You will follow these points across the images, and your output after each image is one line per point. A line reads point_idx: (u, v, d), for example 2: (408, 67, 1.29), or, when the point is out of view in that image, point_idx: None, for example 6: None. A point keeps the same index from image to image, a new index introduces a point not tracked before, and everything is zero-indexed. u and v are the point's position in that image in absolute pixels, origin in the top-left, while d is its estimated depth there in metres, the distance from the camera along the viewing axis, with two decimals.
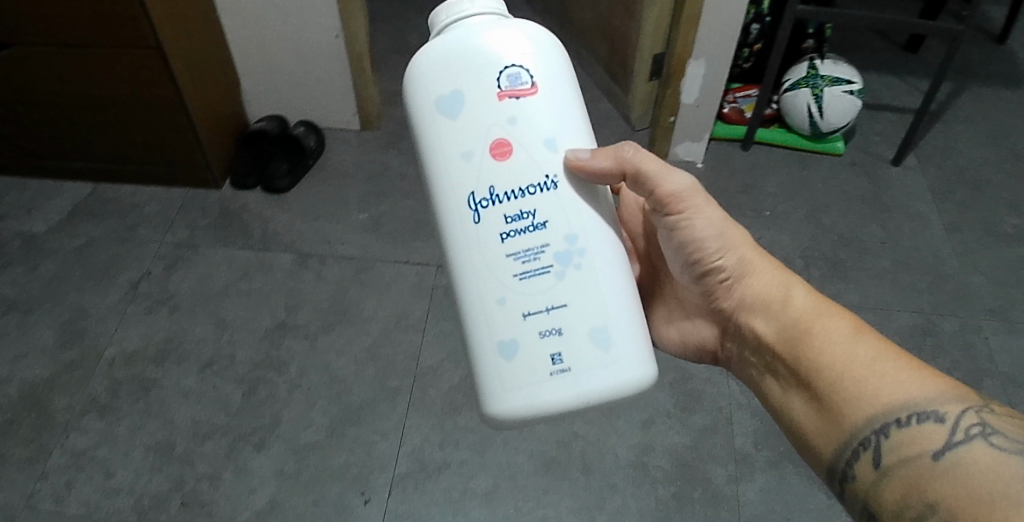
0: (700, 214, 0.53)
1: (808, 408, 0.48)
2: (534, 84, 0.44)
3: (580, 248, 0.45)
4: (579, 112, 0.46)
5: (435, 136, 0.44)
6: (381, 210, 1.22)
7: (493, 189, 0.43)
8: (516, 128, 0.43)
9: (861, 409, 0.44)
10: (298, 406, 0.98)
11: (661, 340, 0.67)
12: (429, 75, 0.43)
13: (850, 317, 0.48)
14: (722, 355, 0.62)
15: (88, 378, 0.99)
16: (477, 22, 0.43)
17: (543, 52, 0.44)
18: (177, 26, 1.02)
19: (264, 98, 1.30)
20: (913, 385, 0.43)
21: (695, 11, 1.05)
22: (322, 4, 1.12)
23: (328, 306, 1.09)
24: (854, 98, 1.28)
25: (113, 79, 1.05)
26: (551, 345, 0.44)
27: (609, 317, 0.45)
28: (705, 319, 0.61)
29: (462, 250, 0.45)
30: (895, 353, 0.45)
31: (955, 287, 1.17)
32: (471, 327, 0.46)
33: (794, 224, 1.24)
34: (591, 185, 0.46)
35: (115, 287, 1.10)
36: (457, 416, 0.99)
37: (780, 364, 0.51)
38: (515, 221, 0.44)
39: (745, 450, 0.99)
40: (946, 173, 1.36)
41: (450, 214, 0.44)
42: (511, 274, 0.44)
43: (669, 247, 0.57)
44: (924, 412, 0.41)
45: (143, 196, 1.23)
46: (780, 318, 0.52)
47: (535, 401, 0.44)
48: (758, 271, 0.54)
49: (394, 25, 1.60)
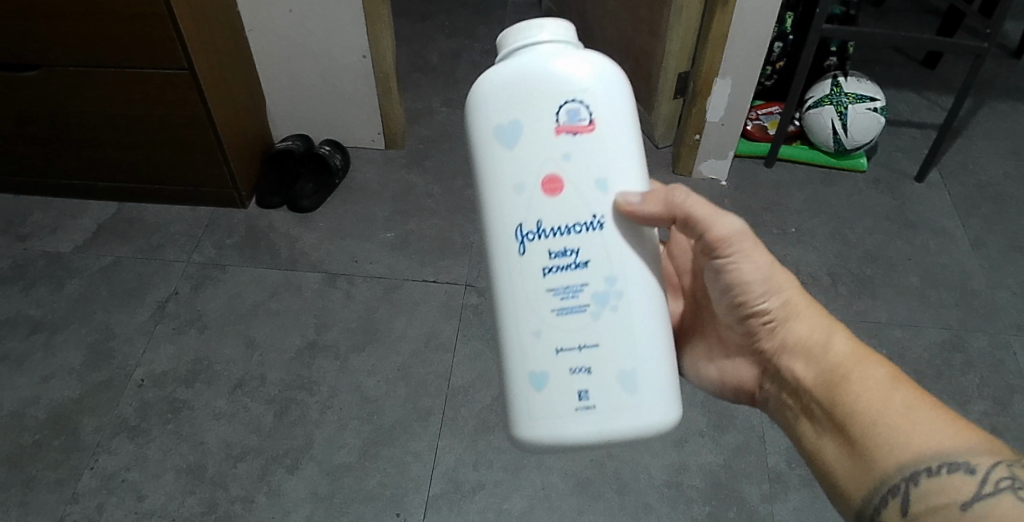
0: (749, 258, 0.52)
1: (838, 452, 0.47)
2: (592, 121, 0.43)
3: (619, 290, 0.45)
4: (635, 150, 0.45)
5: (490, 163, 0.43)
6: (407, 229, 1.23)
7: (541, 224, 0.44)
8: (570, 165, 0.43)
9: (892, 456, 0.43)
10: (330, 427, 0.97)
11: (695, 376, 0.66)
12: (490, 101, 0.43)
13: (889, 365, 0.48)
14: (758, 396, 0.61)
15: (117, 399, 1.00)
16: (546, 49, 0.42)
17: (604, 87, 0.43)
18: (209, 50, 1.06)
19: (292, 118, 1.32)
20: (945, 437, 0.42)
21: (722, 28, 1.05)
22: (350, 24, 1.14)
23: (357, 326, 1.08)
24: (878, 115, 1.24)
25: (145, 101, 1.08)
26: (578, 382, 0.45)
27: (637, 362, 0.45)
28: (743, 359, 0.60)
29: (503, 279, 0.45)
30: (929, 403, 0.44)
31: (996, 302, 1.14)
32: (507, 352, 0.47)
33: (830, 237, 1.21)
34: (639, 226, 0.46)
35: (143, 307, 1.11)
36: (490, 435, 0.97)
37: (815, 407, 0.50)
38: (558, 257, 0.44)
39: (779, 469, 0.97)
40: (969, 188, 1.32)
41: (497, 242, 0.45)
42: (549, 308, 0.45)
43: (713, 287, 0.56)
44: (953, 462, 0.41)
45: (168, 216, 1.25)
46: (820, 362, 0.51)
47: (559, 433, 0.45)
48: (803, 316, 0.53)
49: (414, 47, 1.62)
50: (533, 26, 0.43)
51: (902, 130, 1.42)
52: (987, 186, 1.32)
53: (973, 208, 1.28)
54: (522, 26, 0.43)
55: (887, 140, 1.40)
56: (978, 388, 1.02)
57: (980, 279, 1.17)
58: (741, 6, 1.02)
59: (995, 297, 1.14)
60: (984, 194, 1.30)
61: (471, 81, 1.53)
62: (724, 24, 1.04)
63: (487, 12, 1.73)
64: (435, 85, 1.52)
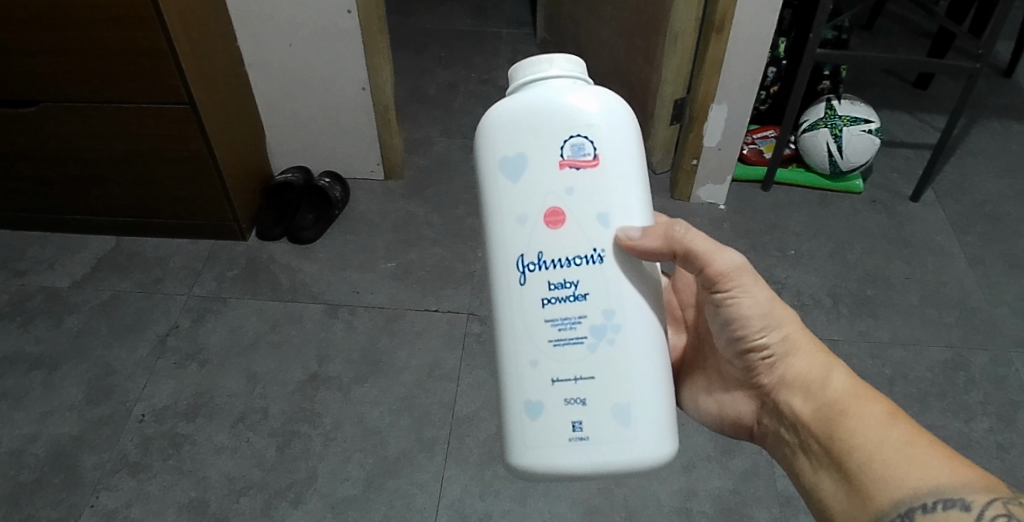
0: (748, 293, 0.52)
1: (836, 488, 0.47)
2: (596, 156, 0.44)
3: (617, 323, 0.45)
4: (640, 185, 0.46)
5: (495, 194, 0.45)
6: (408, 258, 1.23)
7: (542, 255, 0.44)
8: (573, 199, 0.44)
9: (887, 492, 0.42)
10: (333, 460, 0.96)
11: (696, 410, 0.66)
12: (497, 134, 0.44)
13: (888, 402, 0.47)
14: (757, 432, 0.61)
15: (118, 436, 0.99)
16: (555, 84, 0.44)
17: (609, 123, 0.44)
18: (210, 83, 1.07)
19: (290, 150, 1.33)
20: (941, 472, 0.40)
21: (717, 56, 1.07)
22: (347, 56, 1.15)
23: (359, 357, 1.08)
24: (873, 137, 1.25)
25: (146, 135, 1.09)
26: (573, 413, 0.45)
27: (633, 397, 0.45)
28: (743, 394, 0.61)
29: (503, 307, 0.46)
30: (928, 440, 0.43)
31: (996, 319, 1.14)
32: (505, 380, 0.47)
33: (829, 258, 1.22)
34: (640, 261, 0.46)
35: (143, 341, 1.10)
36: (496, 465, 0.96)
37: (813, 443, 0.50)
38: (557, 288, 0.45)
39: (788, 492, 0.97)
40: (965, 206, 1.33)
41: (499, 271, 0.46)
42: (547, 338, 0.45)
43: (714, 321, 0.57)
44: (950, 499, 0.38)
45: (167, 249, 1.25)
46: (819, 398, 0.51)
47: (551, 462, 0.46)
48: (803, 352, 0.54)
49: (411, 77, 1.64)
50: (543, 62, 0.45)
51: (896, 150, 1.44)
52: (983, 204, 1.34)
53: (969, 226, 1.29)
54: (533, 62, 0.45)
55: (881, 161, 1.42)
56: (982, 406, 1.01)
57: (980, 296, 1.18)
58: (735, 32, 1.05)
59: (996, 315, 1.15)
60: (980, 211, 1.32)
61: (467, 110, 1.55)
62: (721, 51, 1.07)
63: (482, 42, 1.76)
64: (432, 114, 1.54)
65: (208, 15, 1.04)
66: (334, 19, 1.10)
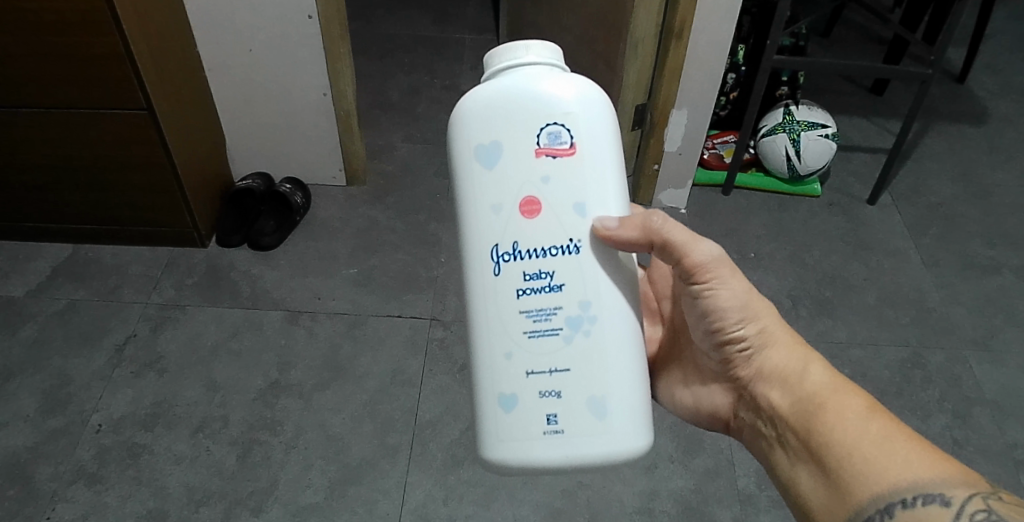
0: (725, 285, 0.53)
1: (814, 482, 0.47)
2: (572, 144, 0.44)
3: (593, 314, 0.45)
4: (617, 174, 0.46)
5: (468, 183, 0.45)
6: (371, 264, 1.23)
7: (517, 245, 0.44)
8: (548, 188, 0.44)
9: (867, 487, 0.42)
10: (295, 467, 0.95)
11: (672, 404, 0.66)
12: (471, 121, 0.44)
13: (865, 395, 0.48)
14: (733, 425, 0.61)
15: (74, 447, 0.96)
16: (531, 71, 0.44)
17: (587, 111, 0.44)
18: (168, 88, 1.06)
19: (252, 157, 1.32)
20: (920, 467, 0.40)
21: (677, 62, 1.10)
22: (308, 62, 1.15)
23: (321, 364, 1.07)
24: (830, 141, 1.29)
25: (102, 141, 1.07)
26: (548, 406, 0.45)
27: (609, 389, 0.45)
28: (719, 387, 0.61)
29: (477, 299, 0.46)
30: (906, 434, 0.43)
31: (951, 318, 1.17)
32: (479, 373, 0.47)
33: (789, 261, 1.24)
34: (617, 252, 0.46)
35: (100, 350, 1.08)
36: (459, 469, 0.96)
37: (791, 436, 0.51)
38: (532, 279, 0.45)
39: (749, 491, 0.98)
40: (920, 210, 1.37)
41: (473, 261, 0.46)
42: (522, 330, 0.45)
43: (690, 313, 0.57)
44: (931, 494, 0.38)
45: (126, 257, 1.23)
46: (796, 391, 0.52)
47: (525, 456, 0.46)
48: (779, 344, 0.54)
49: (377, 83, 1.64)
50: (519, 48, 0.45)
51: (854, 155, 1.48)
52: (937, 207, 1.38)
53: (924, 228, 1.33)
54: (509, 48, 0.45)
55: (839, 165, 1.46)
56: (937, 403, 1.04)
57: (935, 296, 1.20)
58: (694, 39, 1.08)
59: (950, 314, 1.18)
60: (935, 214, 1.36)
61: (432, 116, 1.55)
62: (680, 56, 1.09)
63: (445, 48, 1.77)
64: (396, 121, 1.54)
65: (167, 18, 1.03)
66: (295, 24, 1.09)
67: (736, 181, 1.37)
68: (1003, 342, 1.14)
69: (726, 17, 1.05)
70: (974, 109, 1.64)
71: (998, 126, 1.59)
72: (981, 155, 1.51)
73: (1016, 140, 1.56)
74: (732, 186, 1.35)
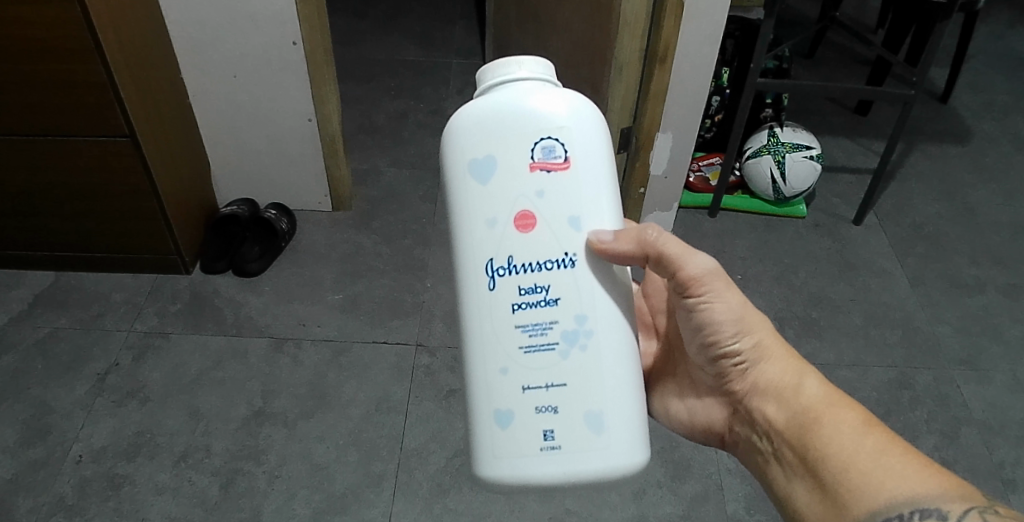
0: (720, 298, 0.52)
1: (811, 497, 0.47)
2: (567, 158, 0.43)
3: (588, 328, 0.44)
4: (611, 186, 0.46)
5: (463, 197, 0.44)
6: (356, 289, 1.22)
7: (512, 259, 0.44)
8: (544, 202, 0.43)
9: (865, 503, 0.42)
10: (278, 497, 0.93)
11: (665, 418, 0.65)
12: (465, 136, 0.43)
13: (861, 410, 0.48)
14: (729, 439, 0.60)
15: (54, 479, 0.94)
16: (524, 86, 0.43)
17: (582, 124, 0.44)
18: (151, 115, 1.05)
19: (237, 182, 1.32)
20: (918, 482, 0.40)
21: (660, 88, 1.11)
22: (293, 89, 1.15)
23: (305, 392, 1.06)
24: (814, 163, 1.30)
25: (84, 169, 1.06)
26: (544, 422, 0.44)
27: (605, 404, 0.44)
28: (713, 400, 0.60)
29: (472, 314, 0.45)
30: (902, 448, 0.43)
31: (938, 338, 1.17)
32: (473, 388, 0.46)
33: (776, 282, 1.24)
34: (612, 265, 0.46)
35: (82, 380, 1.06)
36: (445, 498, 0.94)
37: (787, 451, 0.50)
38: (527, 293, 0.44)
39: (738, 516, 0.96)
40: (905, 230, 1.38)
41: (467, 275, 0.45)
42: (517, 345, 0.44)
43: (685, 327, 0.56)
44: (926, 508, 0.39)
45: (109, 284, 1.21)
46: (792, 406, 0.51)
47: (522, 473, 0.44)
48: (775, 358, 0.53)
49: (364, 106, 1.65)
50: (512, 63, 0.44)
51: (838, 176, 1.50)
52: (922, 226, 1.39)
53: (909, 247, 1.34)
54: (501, 63, 0.44)
55: (824, 186, 1.47)
56: (927, 424, 1.03)
57: (923, 316, 1.21)
58: (678, 64, 1.09)
59: (937, 334, 1.18)
60: (920, 233, 1.37)
61: (418, 140, 1.56)
62: (664, 81, 1.10)
63: (431, 72, 1.78)
64: (381, 145, 1.54)
65: (150, 46, 1.03)
66: (280, 50, 1.09)
67: (722, 203, 1.38)
68: (990, 362, 1.14)
69: (706, 41, 1.07)
70: (957, 128, 1.66)
71: (981, 145, 1.61)
72: (963, 174, 1.52)
73: (998, 158, 1.58)
74: (718, 208, 1.37)
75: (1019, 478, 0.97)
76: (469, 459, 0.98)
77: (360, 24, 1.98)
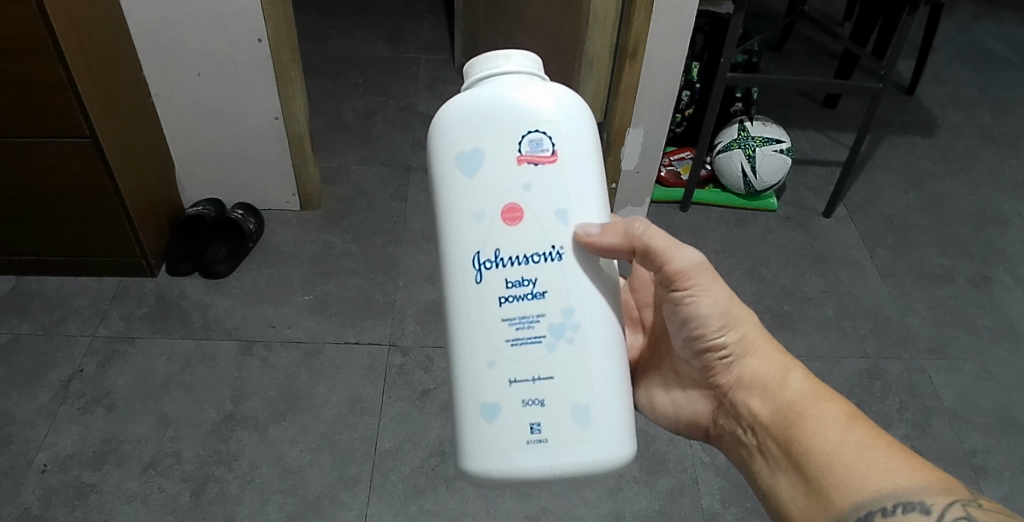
0: (706, 292, 0.52)
1: (794, 490, 0.47)
2: (554, 151, 0.43)
3: (576, 322, 0.44)
4: (599, 181, 0.45)
5: (449, 191, 0.43)
6: (327, 289, 1.21)
7: (499, 253, 0.43)
8: (531, 195, 0.43)
9: (848, 496, 0.42)
10: (251, 502, 0.92)
11: (651, 411, 0.65)
12: (452, 129, 0.43)
13: (845, 403, 0.48)
14: (714, 433, 0.60)
15: (16, 490, 0.91)
16: (511, 80, 0.43)
17: (569, 118, 0.43)
18: (112, 115, 1.02)
19: (203, 182, 1.29)
20: (901, 475, 0.40)
21: (631, 83, 1.11)
22: (260, 87, 1.13)
23: (276, 395, 1.04)
24: (784, 156, 1.32)
25: (44, 171, 1.03)
26: (531, 415, 0.43)
27: (593, 397, 0.44)
28: (699, 393, 0.60)
29: (458, 306, 0.44)
30: (886, 442, 0.43)
31: (908, 329, 1.19)
32: (459, 383, 0.45)
33: (747, 275, 1.25)
34: (599, 259, 0.45)
35: (44, 387, 1.03)
36: (420, 499, 0.93)
37: (771, 444, 0.50)
38: (514, 286, 0.43)
39: (713, 509, 0.97)
40: (874, 221, 1.40)
41: (453, 268, 0.44)
42: (504, 338, 0.43)
43: (671, 321, 0.56)
44: (909, 502, 0.38)
45: (72, 289, 1.18)
46: (776, 399, 0.51)
47: (508, 466, 0.44)
48: (760, 352, 0.53)
49: (334, 104, 1.63)
50: (499, 57, 0.44)
51: (809, 169, 1.51)
52: (891, 218, 1.41)
53: (879, 239, 1.36)
54: (488, 57, 0.44)
55: (795, 179, 1.48)
56: (898, 414, 1.05)
57: (893, 307, 1.22)
58: (648, 59, 1.09)
59: (907, 324, 1.19)
60: (889, 225, 1.39)
61: (388, 138, 1.54)
62: (635, 74, 1.10)
63: (400, 68, 1.76)
64: (351, 143, 1.52)
65: (110, 45, 1.00)
66: (244, 48, 1.08)
67: (694, 197, 1.38)
68: (959, 350, 1.16)
69: (677, 36, 1.06)
70: (924, 121, 1.68)
71: (947, 137, 1.64)
72: (931, 166, 1.55)
73: (964, 149, 1.60)
74: (690, 202, 1.37)
75: (988, 464, 0.99)
76: (445, 459, 0.98)
77: (327, 20, 1.95)
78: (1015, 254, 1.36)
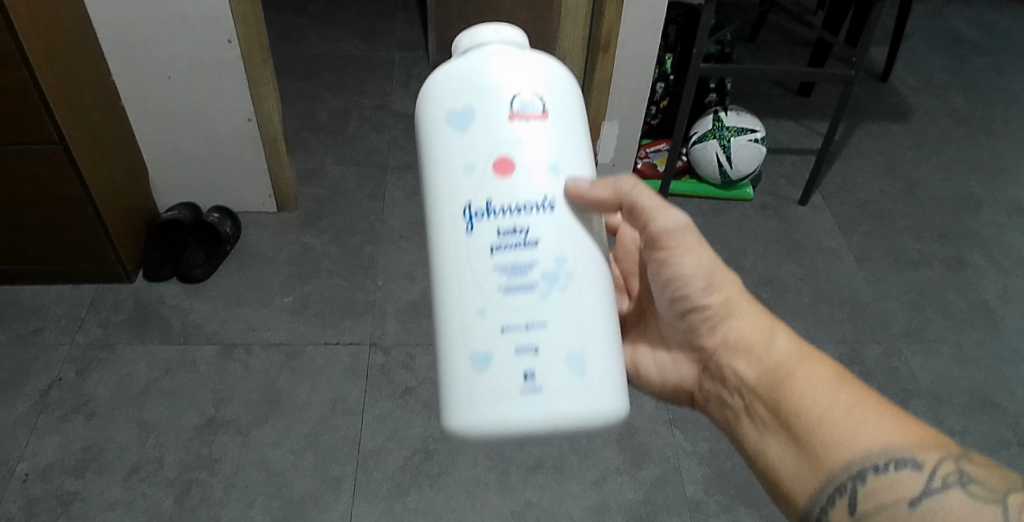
0: (691, 253, 0.52)
1: (783, 451, 0.47)
2: (545, 110, 0.42)
3: (570, 270, 0.42)
4: (585, 145, 0.45)
5: (440, 149, 0.42)
6: (305, 291, 1.21)
7: (492, 203, 0.41)
8: (523, 148, 0.41)
9: (838, 454, 0.43)
10: (235, 506, 0.92)
11: (634, 377, 0.64)
12: (442, 93, 0.42)
13: (831, 363, 0.48)
14: (699, 398, 0.59)
15: None
16: (497, 49, 0.42)
17: (555, 81, 0.43)
18: (83, 122, 1.02)
19: (177, 186, 1.28)
20: (891, 433, 0.41)
21: (604, 76, 1.11)
22: (230, 87, 1.13)
23: (257, 398, 1.04)
24: (758, 145, 1.33)
25: (10, 178, 1.02)
26: (525, 364, 0.40)
27: (586, 344, 0.42)
28: (684, 356, 0.60)
29: (446, 256, 0.42)
30: (874, 399, 0.44)
31: (884, 313, 1.21)
32: (447, 335, 0.42)
33: (726, 264, 1.26)
34: (589, 212, 0.44)
35: (24, 396, 1.02)
36: (406, 497, 0.94)
37: (759, 406, 0.50)
38: (508, 233, 0.41)
39: (697, 497, 0.98)
40: (849, 208, 1.41)
41: (444, 221, 0.42)
42: (496, 286, 0.41)
43: (655, 283, 0.56)
44: (898, 459, 0.40)
45: (48, 296, 1.17)
46: (764, 362, 0.51)
47: (499, 419, 0.40)
48: (744, 314, 0.53)
49: (308, 103, 1.62)
50: (488, 30, 0.44)
51: (784, 157, 1.52)
52: (866, 204, 1.43)
53: (855, 225, 1.38)
54: (477, 30, 0.44)
55: (771, 168, 1.50)
56: None
57: (869, 292, 1.24)
58: (620, 52, 1.09)
59: (884, 309, 1.21)
60: (863, 211, 1.41)
61: (364, 137, 1.54)
62: (608, 69, 1.11)
63: (375, 66, 1.76)
64: (328, 142, 1.52)
65: (77, 49, 0.99)
66: (212, 48, 1.06)
67: (672, 189, 1.39)
68: (934, 333, 1.18)
69: (649, 28, 1.06)
70: (898, 107, 1.70)
71: (920, 122, 1.66)
72: (905, 152, 1.56)
73: (938, 134, 1.62)
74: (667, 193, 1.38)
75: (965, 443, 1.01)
76: (429, 456, 0.99)
77: (299, 20, 1.94)
78: (990, 237, 1.38)
